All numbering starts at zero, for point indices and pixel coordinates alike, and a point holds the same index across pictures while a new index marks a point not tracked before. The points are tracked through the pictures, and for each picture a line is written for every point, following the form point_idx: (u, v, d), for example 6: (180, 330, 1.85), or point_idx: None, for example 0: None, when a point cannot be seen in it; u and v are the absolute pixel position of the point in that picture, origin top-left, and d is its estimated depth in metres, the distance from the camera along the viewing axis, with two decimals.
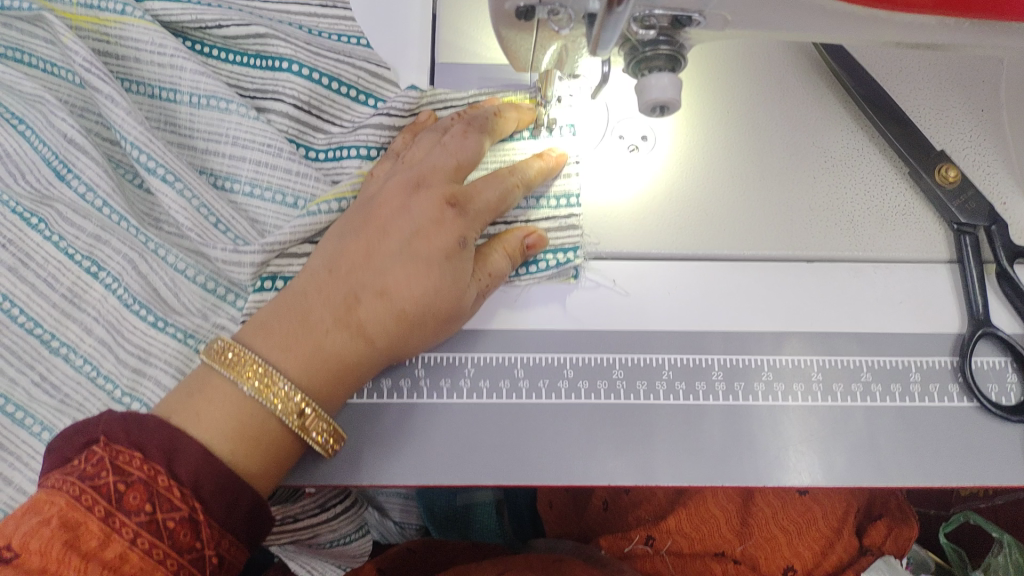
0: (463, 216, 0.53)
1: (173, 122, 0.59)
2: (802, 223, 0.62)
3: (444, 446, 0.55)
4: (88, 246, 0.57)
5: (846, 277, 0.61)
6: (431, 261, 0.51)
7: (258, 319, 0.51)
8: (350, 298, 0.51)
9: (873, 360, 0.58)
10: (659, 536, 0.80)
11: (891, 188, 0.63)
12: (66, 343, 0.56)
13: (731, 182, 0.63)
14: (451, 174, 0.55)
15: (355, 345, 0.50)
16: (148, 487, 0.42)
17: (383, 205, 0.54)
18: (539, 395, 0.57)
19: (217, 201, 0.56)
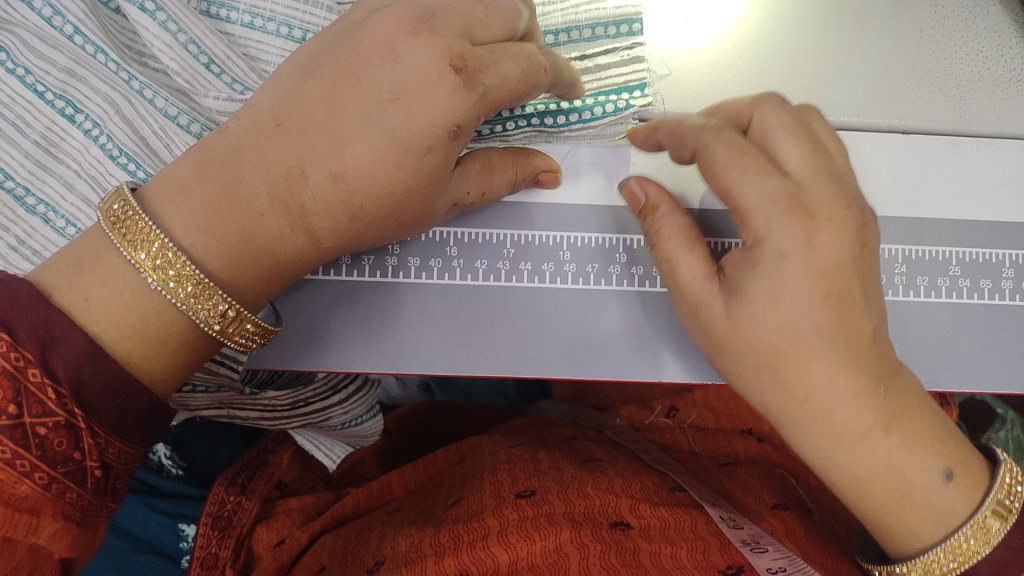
0: (467, 95, 0.38)
1: None
2: (902, 87, 0.53)
3: (484, 334, 0.49)
4: (59, 84, 0.46)
5: (945, 155, 0.52)
6: (407, 148, 0.38)
7: (177, 173, 0.39)
8: (295, 171, 0.39)
9: (964, 252, 0.52)
10: (683, 408, 0.78)
11: (1007, 48, 0.53)
12: (46, 202, 0.47)
13: (823, 33, 0.52)
14: (473, 26, 0.38)
15: (296, 237, 0.40)
16: (13, 384, 0.33)
17: (366, 44, 0.38)
18: (586, 282, 0.50)
19: (210, 36, 0.45)
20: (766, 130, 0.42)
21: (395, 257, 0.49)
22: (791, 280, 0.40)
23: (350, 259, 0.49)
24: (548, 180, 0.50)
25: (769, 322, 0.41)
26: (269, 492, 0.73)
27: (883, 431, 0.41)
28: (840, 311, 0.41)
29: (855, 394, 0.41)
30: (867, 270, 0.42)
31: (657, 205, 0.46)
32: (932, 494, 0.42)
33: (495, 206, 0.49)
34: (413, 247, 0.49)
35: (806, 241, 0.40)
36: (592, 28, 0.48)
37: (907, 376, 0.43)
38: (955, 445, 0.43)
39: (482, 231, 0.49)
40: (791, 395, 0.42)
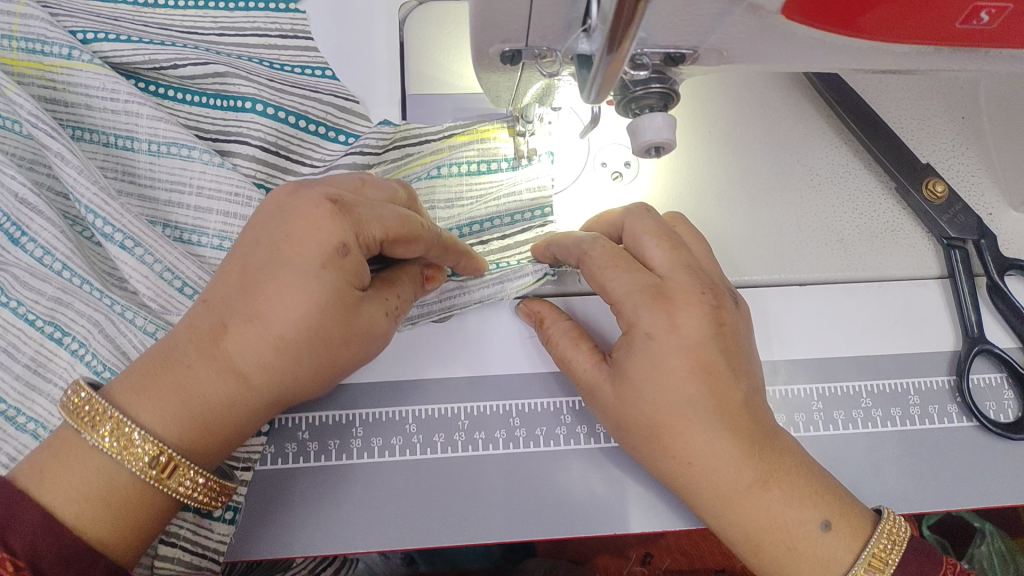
0: (344, 219, 0.44)
1: (131, 172, 0.55)
2: (794, 245, 0.60)
3: (444, 501, 0.53)
4: (48, 311, 0.51)
5: (842, 299, 0.60)
6: (307, 273, 0.43)
7: (130, 367, 0.45)
8: (218, 326, 0.44)
9: (872, 385, 0.58)
10: (658, 553, 0.80)
11: (877, 204, 0.62)
12: (35, 419, 0.50)
13: (721, 205, 0.61)
14: (349, 187, 0.47)
15: (226, 383, 0.43)
16: None
17: (266, 216, 0.46)
18: (535, 443, 0.54)
19: (183, 261, 0.52)
20: (634, 234, 0.50)
21: (359, 438, 0.54)
22: (663, 357, 0.45)
23: (318, 445, 0.53)
24: (491, 354, 0.56)
25: (652, 395, 0.46)
26: None
27: (763, 486, 0.45)
28: (711, 384, 0.45)
29: (736, 454, 0.45)
30: (735, 349, 0.47)
31: (544, 317, 0.54)
32: (813, 545, 0.45)
33: (445, 384, 0.55)
34: (375, 427, 0.54)
35: (670, 321, 0.46)
36: (510, 216, 0.57)
37: (783, 441, 0.47)
38: (835, 498, 0.47)
39: (438, 406, 0.55)
40: (678, 461, 0.46)
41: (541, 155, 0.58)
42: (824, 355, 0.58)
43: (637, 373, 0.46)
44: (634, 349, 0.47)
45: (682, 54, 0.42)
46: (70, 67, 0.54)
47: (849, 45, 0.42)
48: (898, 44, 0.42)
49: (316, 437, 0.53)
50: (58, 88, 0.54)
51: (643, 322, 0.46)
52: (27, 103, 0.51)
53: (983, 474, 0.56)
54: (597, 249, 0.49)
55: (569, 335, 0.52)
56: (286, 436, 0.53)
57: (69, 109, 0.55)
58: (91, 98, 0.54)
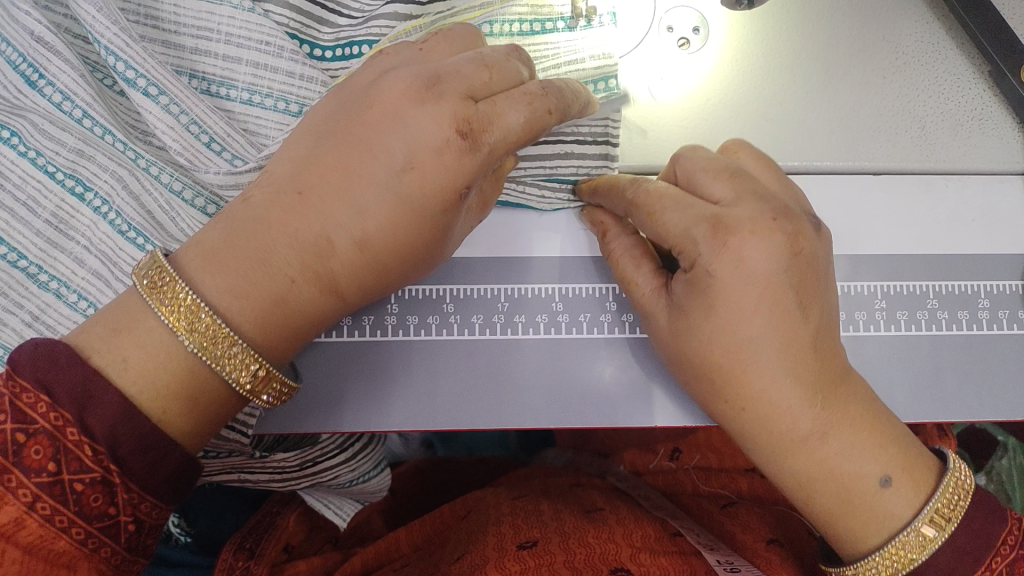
0: (473, 157, 0.40)
1: (153, 14, 0.50)
2: (871, 131, 0.55)
3: (481, 385, 0.51)
4: (69, 164, 0.49)
5: (915, 193, 0.55)
6: (420, 209, 0.41)
7: (203, 241, 0.41)
8: (321, 242, 0.41)
9: (941, 286, 0.54)
10: (686, 450, 0.78)
11: (966, 89, 0.56)
12: (58, 278, 0.48)
13: (796, 82, 0.55)
14: (477, 93, 0.40)
15: (321, 299, 0.42)
16: (53, 441, 0.36)
17: (376, 111, 0.41)
18: (579, 331, 0.51)
19: (210, 116, 0.48)
20: (687, 172, 0.45)
21: (394, 316, 0.51)
22: (723, 297, 0.42)
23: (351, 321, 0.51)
24: (535, 234, 0.53)
25: (707, 333, 0.43)
26: (277, 555, 0.72)
27: (820, 437, 0.43)
28: (776, 324, 0.42)
29: (796, 400, 0.42)
30: (807, 282, 0.43)
31: (607, 229, 0.50)
32: (871, 497, 0.42)
33: (485, 263, 0.52)
34: (412, 305, 0.51)
35: (734, 259, 0.41)
36: None
37: (851, 378, 0.44)
38: (902, 449, 0.44)
39: (476, 286, 0.52)
40: (729, 405, 0.44)
41: (601, 15, 0.52)
42: (892, 251, 0.54)
43: (694, 309, 0.43)
44: (700, 290, 0.43)
45: None
46: None
47: None
48: None
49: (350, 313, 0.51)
50: None
51: (703, 259, 0.42)
52: None
53: None
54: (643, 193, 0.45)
55: (632, 253, 0.48)
56: None
57: None
58: None
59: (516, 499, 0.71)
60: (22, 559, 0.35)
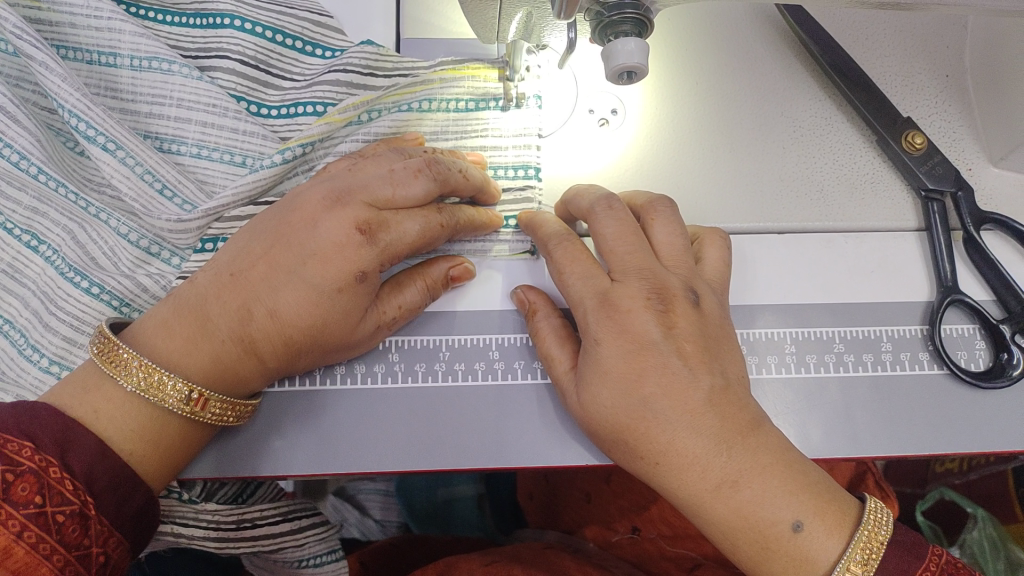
0: (369, 250, 0.47)
1: (112, 86, 0.57)
2: (774, 194, 0.61)
3: (424, 430, 0.54)
4: (25, 218, 0.55)
5: (819, 248, 0.60)
6: (323, 293, 0.47)
7: (157, 316, 0.48)
8: (244, 310, 0.47)
9: (845, 331, 0.58)
10: (643, 525, 0.82)
11: (858, 157, 0.63)
12: (7, 317, 0.55)
13: (702, 154, 0.62)
14: (379, 199, 0.48)
15: (245, 362, 0.48)
16: (39, 478, 0.40)
17: (298, 214, 0.48)
18: (514, 377, 0.55)
19: (162, 166, 0.55)
20: (599, 235, 0.51)
21: (343, 365, 0.55)
22: (613, 364, 0.47)
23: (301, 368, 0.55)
24: (477, 290, 0.57)
25: (604, 401, 0.47)
26: None
27: (731, 488, 0.45)
28: (665, 379, 0.46)
29: (695, 455, 0.45)
30: (693, 339, 0.48)
31: (537, 309, 0.54)
32: (792, 543, 0.44)
33: (427, 316, 0.56)
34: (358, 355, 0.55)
35: (618, 327, 0.47)
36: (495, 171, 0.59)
37: (766, 430, 0.47)
38: (814, 495, 0.45)
39: (421, 338, 0.56)
40: (646, 460, 0.47)
41: (528, 99, 0.59)
42: (802, 300, 0.59)
43: (590, 376, 0.48)
44: (594, 365, 0.48)
45: None
46: None
47: None
48: None
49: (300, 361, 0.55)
50: (42, 8, 0.56)
51: (593, 331, 0.48)
52: (11, 17, 0.53)
53: (953, 422, 0.57)
54: (560, 251, 0.52)
55: (559, 331, 0.52)
56: None
57: (52, 27, 0.57)
58: (74, 16, 0.56)
59: (488, 566, 0.73)
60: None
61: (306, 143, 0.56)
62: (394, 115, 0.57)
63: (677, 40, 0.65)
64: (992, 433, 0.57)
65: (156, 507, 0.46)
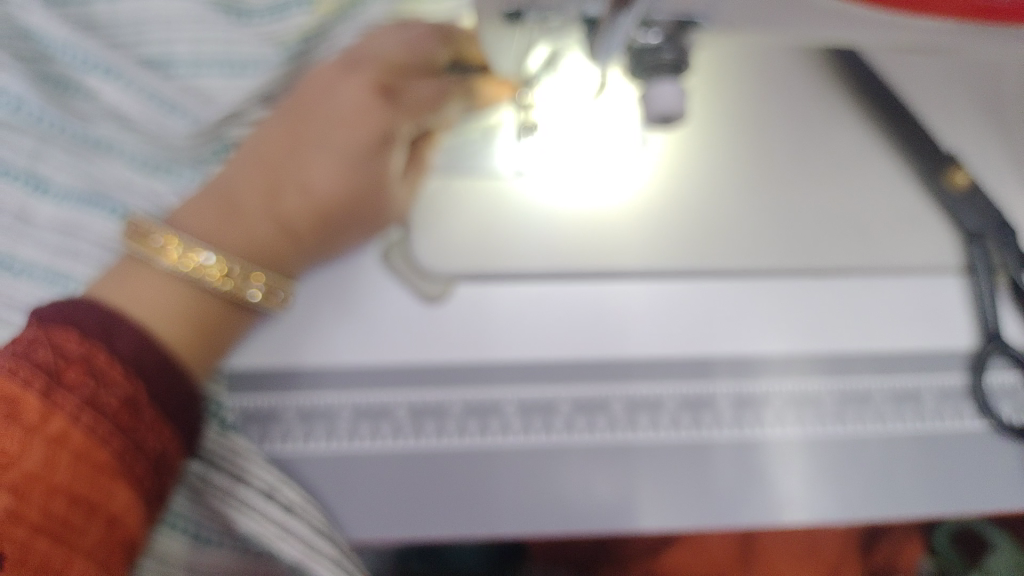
0: (391, 111, 0.51)
1: (91, 20, 0.56)
2: (809, 226, 0.57)
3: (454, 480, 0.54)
4: (28, 164, 0.53)
5: (859, 290, 0.55)
6: (352, 158, 0.51)
7: (187, 204, 0.51)
8: (277, 185, 0.51)
9: (886, 384, 0.55)
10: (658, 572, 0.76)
11: (896, 194, 0.59)
12: (24, 264, 0.51)
13: (735, 182, 0.58)
14: (392, 64, 0.52)
15: (282, 235, 0.50)
16: (88, 364, 0.43)
17: (315, 86, 0.53)
18: (532, 433, 0.53)
19: (163, 86, 0.56)
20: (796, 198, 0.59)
21: (347, 424, 0.52)
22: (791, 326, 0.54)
23: (304, 429, 0.52)
24: (493, 338, 0.52)
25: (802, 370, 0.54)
26: None
27: None
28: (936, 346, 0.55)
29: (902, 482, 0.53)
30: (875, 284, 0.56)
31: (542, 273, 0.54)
32: None
33: (438, 371, 0.52)
34: (365, 415, 0.52)
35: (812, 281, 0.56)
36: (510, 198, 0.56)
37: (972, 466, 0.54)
38: None
39: (432, 396, 0.52)
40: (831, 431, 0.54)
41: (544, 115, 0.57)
42: (855, 350, 0.54)
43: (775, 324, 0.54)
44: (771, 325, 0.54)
45: (693, 22, 0.39)
46: None
47: (860, 15, 0.40)
48: (921, 18, 0.40)
49: (302, 421, 0.51)
50: None
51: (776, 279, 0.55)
52: None
53: None
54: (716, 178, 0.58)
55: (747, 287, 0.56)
56: (271, 419, 0.51)
57: None
58: None
59: None
60: (71, 467, 0.42)
61: (305, 36, 0.57)
62: (387, 1, 0.59)
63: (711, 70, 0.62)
64: None
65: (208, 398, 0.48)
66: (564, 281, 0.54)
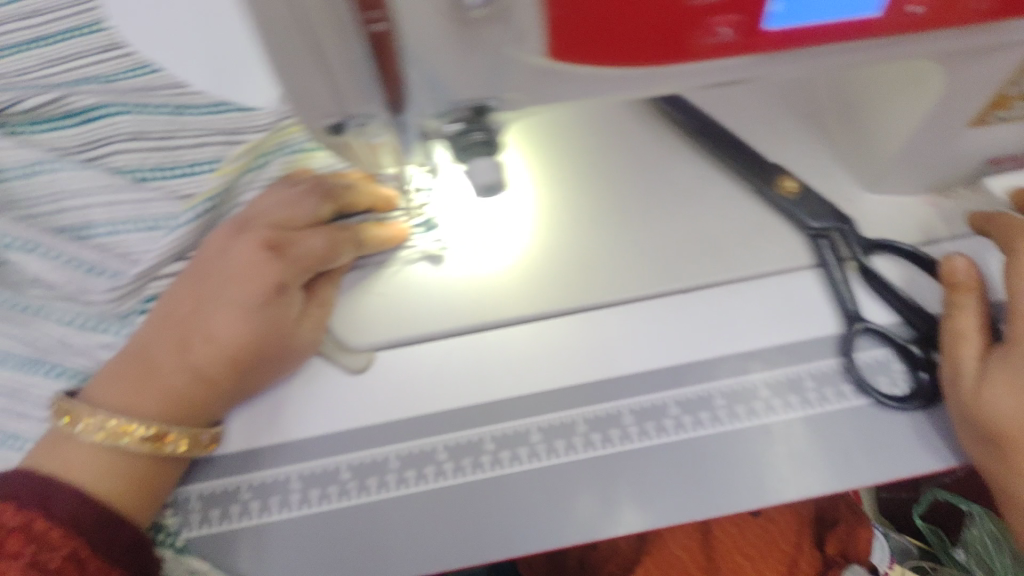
0: (279, 262, 0.57)
1: (13, 200, 0.64)
2: (673, 255, 0.64)
3: (399, 531, 0.56)
4: None
5: (726, 298, 0.62)
6: (248, 308, 0.55)
7: (102, 377, 0.55)
8: (182, 343, 0.55)
9: (765, 375, 0.60)
10: None
11: (743, 206, 0.66)
12: None
13: (597, 226, 0.65)
14: (283, 222, 0.59)
15: (197, 388, 0.55)
16: (27, 533, 0.48)
17: (212, 252, 0.60)
18: (460, 475, 0.58)
19: (83, 250, 0.62)
20: None
21: (297, 492, 0.58)
22: None
23: (258, 503, 0.57)
24: (423, 395, 0.61)
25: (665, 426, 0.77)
26: None
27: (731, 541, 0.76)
28: None
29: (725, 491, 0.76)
30: None
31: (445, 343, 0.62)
32: None
33: (367, 430, 0.60)
34: (311, 481, 0.58)
35: None
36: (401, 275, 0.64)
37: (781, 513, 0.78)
38: None
39: (366, 454, 0.59)
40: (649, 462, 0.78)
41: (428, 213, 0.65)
42: (734, 352, 0.60)
43: None
44: None
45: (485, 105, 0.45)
46: None
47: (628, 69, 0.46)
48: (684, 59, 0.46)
49: (255, 496, 0.58)
50: None
51: None
52: None
53: (890, 447, 0.57)
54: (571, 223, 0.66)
55: None
56: (227, 499, 0.58)
57: None
58: None
59: None
60: None
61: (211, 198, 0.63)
62: (283, 157, 0.67)
63: (538, 143, 0.71)
64: (925, 455, 0.57)
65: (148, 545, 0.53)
66: (464, 334, 0.62)
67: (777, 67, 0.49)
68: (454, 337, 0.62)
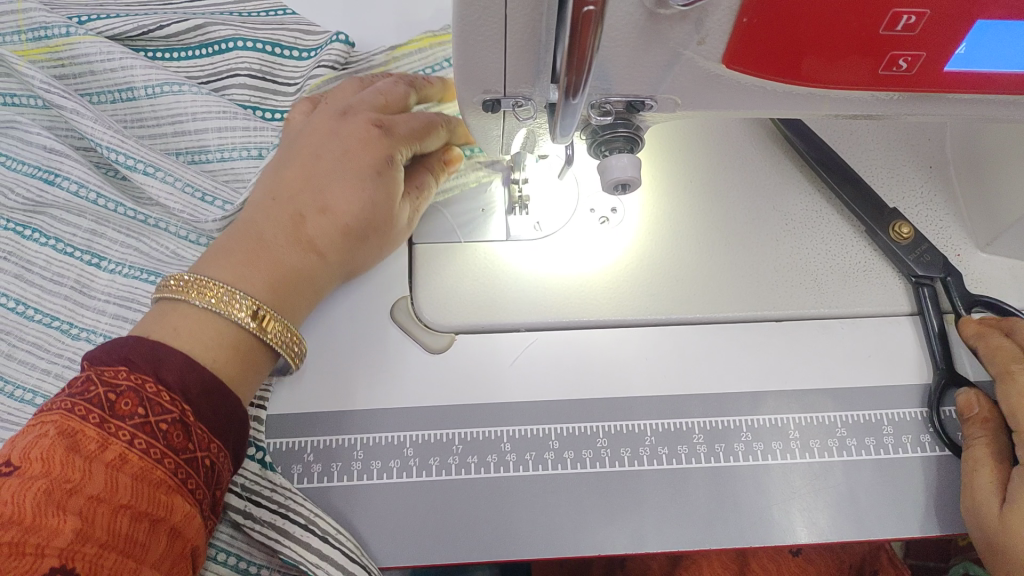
0: (388, 141, 0.60)
1: (138, 117, 0.68)
2: (770, 283, 0.64)
3: (456, 515, 0.55)
4: (86, 243, 0.64)
5: (816, 333, 0.63)
6: (364, 180, 0.59)
7: (208, 255, 0.55)
8: (296, 217, 0.57)
9: (847, 416, 0.59)
10: None
11: (850, 247, 0.66)
12: (87, 327, 0.61)
13: (699, 245, 0.65)
14: (380, 108, 0.62)
15: (310, 258, 0.57)
16: (138, 392, 0.46)
17: (313, 135, 0.61)
18: (525, 469, 0.57)
19: (197, 177, 0.65)
20: None
21: (360, 461, 0.57)
22: None
23: (321, 466, 0.57)
24: (508, 381, 0.60)
25: None
26: None
27: None
28: None
29: None
30: None
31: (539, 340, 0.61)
32: None
33: (457, 407, 0.59)
34: (375, 451, 0.57)
35: None
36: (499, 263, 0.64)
37: None
38: None
39: (436, 432, 0.58)
40: None
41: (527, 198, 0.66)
42: (822, 386, 0.61)
43: None
44: None
45: (641, 103, 0.47)
46: (72, 42, 0.66)
47: (785, 91, 0.46)
48: (840, 91, 0.46)
49: (319, 459, 0.57)
50: (64, 64, 0.67)
51: None
52: (37, 75, 0.64)
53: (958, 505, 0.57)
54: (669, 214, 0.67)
55: None
56: (294, 457, 0.57)
57: (76, 79, 0.67)
58: (92, 64, 0.67)
59: None
60: (131, 486, 0.44)
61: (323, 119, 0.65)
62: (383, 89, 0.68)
63: (659, 151, 0.70)
64: None
65: (244, 418, 0.52)
66: (549, 329, 0.62)
67: (922, 108, 0.49)
68: (545, 333, 0.62)
